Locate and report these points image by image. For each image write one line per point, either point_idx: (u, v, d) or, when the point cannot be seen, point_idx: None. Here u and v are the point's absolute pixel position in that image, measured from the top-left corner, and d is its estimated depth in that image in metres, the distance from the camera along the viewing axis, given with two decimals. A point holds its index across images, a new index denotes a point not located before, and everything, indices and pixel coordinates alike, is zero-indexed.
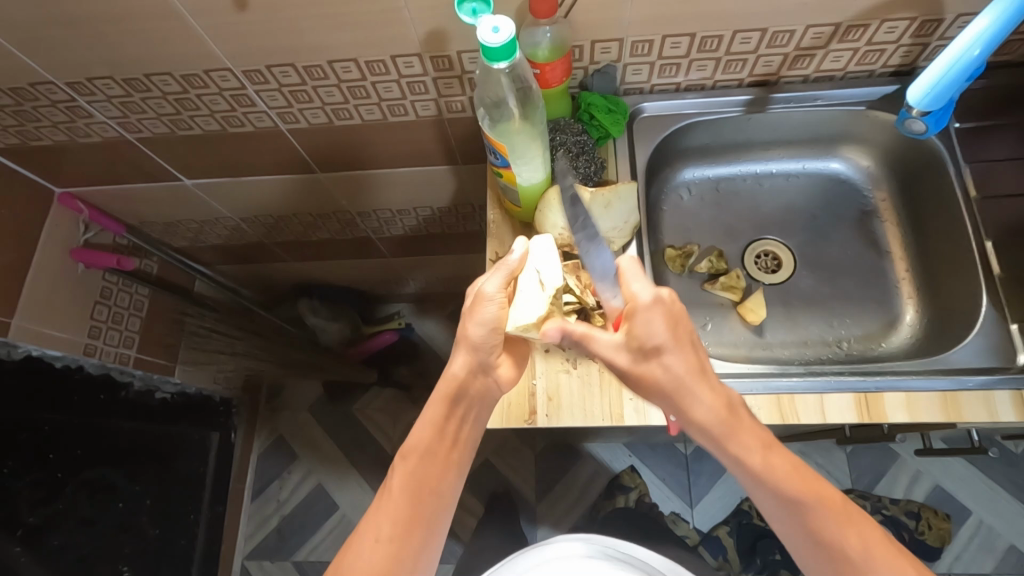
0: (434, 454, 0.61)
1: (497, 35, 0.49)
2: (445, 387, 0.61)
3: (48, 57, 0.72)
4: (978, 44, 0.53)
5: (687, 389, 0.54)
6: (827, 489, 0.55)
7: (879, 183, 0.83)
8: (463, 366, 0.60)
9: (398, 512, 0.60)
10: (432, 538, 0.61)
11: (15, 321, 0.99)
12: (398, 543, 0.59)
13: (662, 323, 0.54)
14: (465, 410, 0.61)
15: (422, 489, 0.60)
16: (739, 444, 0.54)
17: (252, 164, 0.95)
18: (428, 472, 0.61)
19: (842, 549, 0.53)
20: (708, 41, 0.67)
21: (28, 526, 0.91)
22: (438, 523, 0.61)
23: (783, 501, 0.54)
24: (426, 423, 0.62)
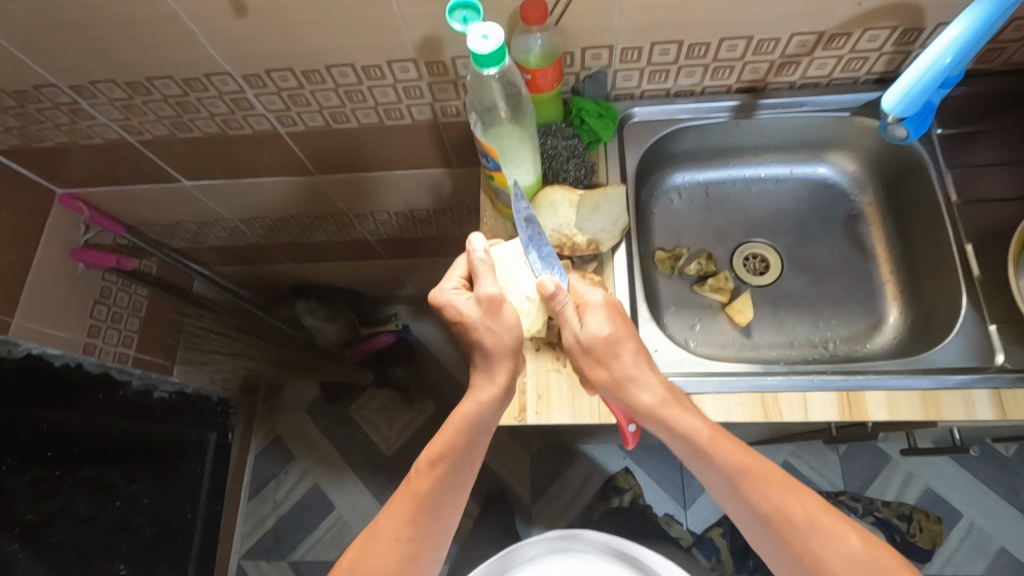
0: (460, 466, 0.62)
1: (487, 43, 0.51)
2: (477, 402, 0.61)
3: (52, 60, 0.74)
4: (949, 53, 0.55)
5: (635, 376, 0.62)
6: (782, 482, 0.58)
7: (865, 187, 0.84)
8: (503, 378, 0.62)
9: (419, 517, 0.61)
10: (446, 536, 0.64)
11: (15, 321, 1.01)
12: (418, 544, 0.61)
13: (607, 321, 0.63)
14: (494, 424, 0.63)
15: (445, 495, 0.62)
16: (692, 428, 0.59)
17: (251, 166, 0.97)
18: (453, 481, 0.62)
19: (806, 547, 0.55)
20: (696, 48, 0.68)
21: (27, 523, 0.92)
22: (451, 524, 0.64)
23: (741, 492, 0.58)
24: (456, 436, 0.62)
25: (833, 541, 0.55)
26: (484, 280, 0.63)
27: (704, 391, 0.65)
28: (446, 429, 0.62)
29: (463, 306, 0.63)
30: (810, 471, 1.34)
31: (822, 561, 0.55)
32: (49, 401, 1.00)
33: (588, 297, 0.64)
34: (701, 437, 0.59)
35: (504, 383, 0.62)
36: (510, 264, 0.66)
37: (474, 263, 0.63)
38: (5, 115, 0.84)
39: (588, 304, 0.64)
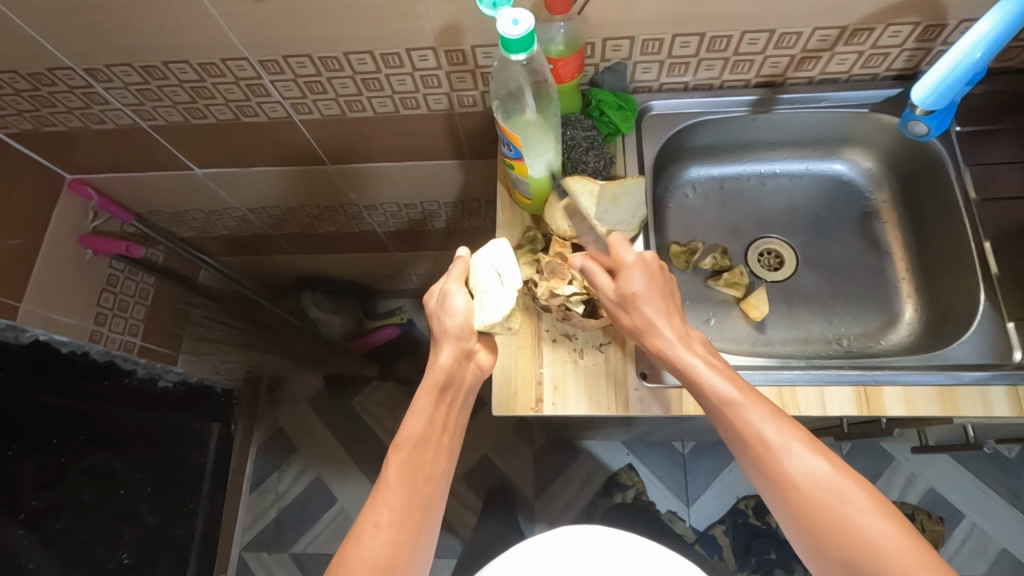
0: (428, 441, 0.61)
1: (516, 28, 0.50)
2: (433, 378, 0.63)
3: (68, 42, 0.73)
4: (982, 47, 0.55)
5: (659, 327, 0.60)
6: (801, 435, 0.54)
7: (880, 185, 0.84)
8: (450, 358, 0.62)
9: (395, 499, 0.58)
10: (430, 528, 0.59)
11: (22, 306, 0.98)
12: (400, 529, 0.57)
13: (646, 276, 0.61)
14: (451, 397, 0.63)
15: (419, 475, 0.60)
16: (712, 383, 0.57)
17: (263, 154, 0.96)
18: (423, 457, 0.60)
19: (788, 479, 0.53)
20: (717, 41, 0.68)
21: (32, 509, 0.91)
22: (435, 511, 0.60)
23: (750, 437, 0.54)
24: (417, 412, 0.62)
25: (827, 483, 0.52)
26: (451, 277, 0.65)
27: None
28: (409, 411, 0.63)
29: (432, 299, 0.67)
30: None
31: (803, 497, 0.52)
32: (55, 388, 1.00)
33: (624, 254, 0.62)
34: (691, 369, 0.57)
35: (446, 364, 0.62)
36: (484, 269, 0.64)
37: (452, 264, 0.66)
38: (17, 97, 0.84)
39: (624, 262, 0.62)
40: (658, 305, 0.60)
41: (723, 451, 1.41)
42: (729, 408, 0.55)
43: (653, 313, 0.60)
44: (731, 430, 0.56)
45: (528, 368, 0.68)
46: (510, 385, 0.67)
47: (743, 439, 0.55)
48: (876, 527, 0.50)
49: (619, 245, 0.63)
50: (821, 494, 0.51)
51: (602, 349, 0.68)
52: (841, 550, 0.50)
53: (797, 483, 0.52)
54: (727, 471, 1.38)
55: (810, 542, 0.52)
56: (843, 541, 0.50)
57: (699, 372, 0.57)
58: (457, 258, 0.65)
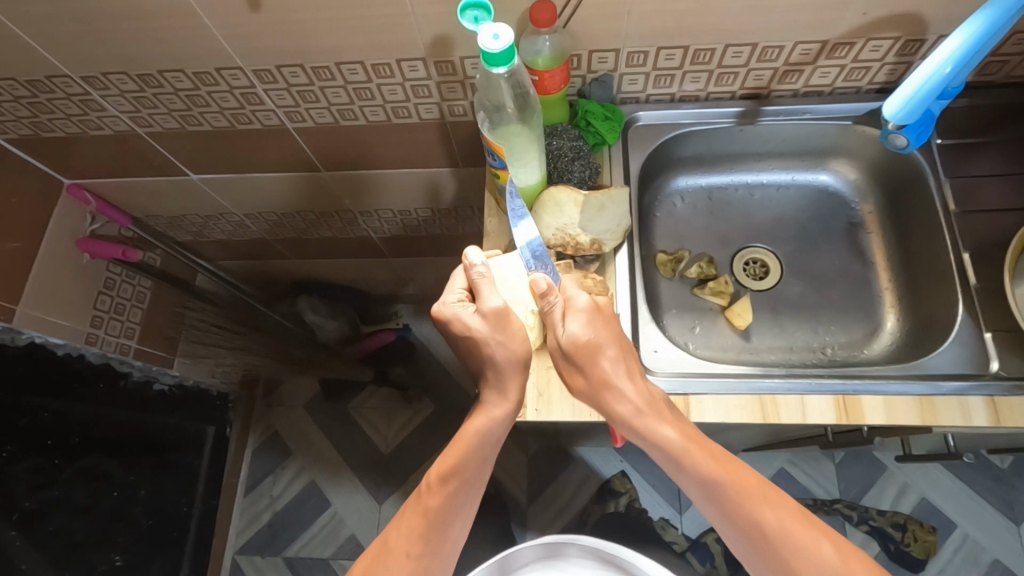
0: (470, 483, 0.63)
1: (497, 42, 0.52)
2: (489, 420, 0.63)
3: (65, 50, 0.75)
4: (950, 63, 0.56)
5: (617, 380, 0.60)
6: (747, 475, 0.57)
7: (865, 196, 0.85)
8: (518, 395, 0.63)
9: (427, 532, 0.62)
10: (454, 552, 0.65)
11: (20, 308, 1.02)
12: (427, 560, 0.62)
13: (589, 324, 0.61)
14: (501, 438, 0.64)
15: (454, 512, 0.63)
16: (663, 428, 0.59)
17: (258, 161, 0.98)
18: (461, 497, 0.63)
19: (782, 557, 0.54)
20: (701, 54, 0.69)
21: (25, 510, 0.92)
22: (459, 539, 0.65)
23: (701, 481, 0.57)
24: (465, 453, 0.63)
25: (828, 561, 0.52)
26: (488, 292, 0.63)
27: (703, 392, 0.66)
28: (456, 447, 0.63)
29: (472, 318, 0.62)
30: (805, 478, 1.34)
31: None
32: (52, 390, 1.01)
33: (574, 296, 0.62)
34: (672, 445, 0.58)
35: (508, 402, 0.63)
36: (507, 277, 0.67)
37: (477, 278, 0.63)
38: (16, 104, 0.85)
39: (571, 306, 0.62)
40: (612, 355, 0.61)
41: None
42: (679, 455, 0.58)
43: (615, 367, 0.61)
44: (683, 476, 0.59)
45: None
46: None
47: (694, 482, 0.58)
48: (828, 558, 0.53)
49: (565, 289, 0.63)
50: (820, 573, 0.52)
51: None
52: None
53: (751, 523, 0.55)
54: None
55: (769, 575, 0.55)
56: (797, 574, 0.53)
57: (651, 422, 0.59)
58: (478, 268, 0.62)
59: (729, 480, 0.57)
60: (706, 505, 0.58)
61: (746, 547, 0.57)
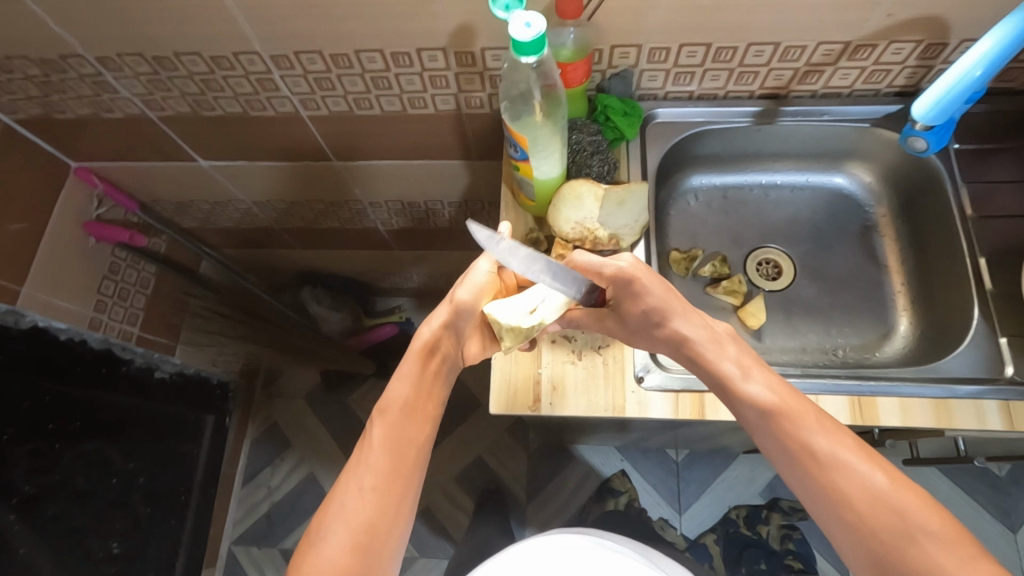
0: (412, 410, 0.62)
1: (528, 31, 0.51)
2: (419, 343, 0.64)
3: (81, 29, 0.74)
4: (981, 65, 0.56)
5: (688, 323, 0.61)
6: (803, 404, 0.57)
7: (880, 199, 0.85)
8: (437, 325, 0.64)
9: (378, 464, 0.60)
10: (415, 492, 0.61)
11: (24, 290, 0.99)
12: (383, 492, 0.59)
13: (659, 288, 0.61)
14: (439, 363, 0.64)
15: (403, 442, 0.61)
16: (724, 363, 0.60)
17: (270, 149, 0.97)
18: (408, 424, 0.62)
19: (831, 482, 0.54)
20: (723, 52, 0.69)
21: (24, 494, 0.91)
22: (419, 478, 0.62)
23: (760, 409, 0.57)
24: (404, 377, 0.63)
25: (877, 490, 0.53)
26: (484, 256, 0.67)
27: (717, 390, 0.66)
28: (396, 374, 0.64)
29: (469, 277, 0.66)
30: None
31: (851, 503, 0.53)
32: (54, 374, 1.00)
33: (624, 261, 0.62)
34: (732, 373, 0.59)
35: (432, 338, 0.64)
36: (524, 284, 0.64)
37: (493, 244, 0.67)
38: (27, 83, 0.84)
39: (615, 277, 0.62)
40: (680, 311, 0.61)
41: (716, 461, 1.42)
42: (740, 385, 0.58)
43: (682, 314, 0.61)
44: (739, 407, 0.58)
45: (527, 367, 0.68)
46: (509, 383, 0.68)
47: (752, 409, 0.57)
48: (879, 481, 0.53)
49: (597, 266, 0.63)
50: (870, 499, 0.53)
51: (602, 350, 0.69)
52: (846, 506, 0.53)
53: (805, 447, 0.55)
54: (719, 480, 1.39)
55: (818, 500, 0.55)
56: (852, 499, 0.53)
57: (716, 355, 0.60)
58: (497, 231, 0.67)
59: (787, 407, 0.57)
60: (761, 436, 0.58)
61: (795, 477, 0.57)
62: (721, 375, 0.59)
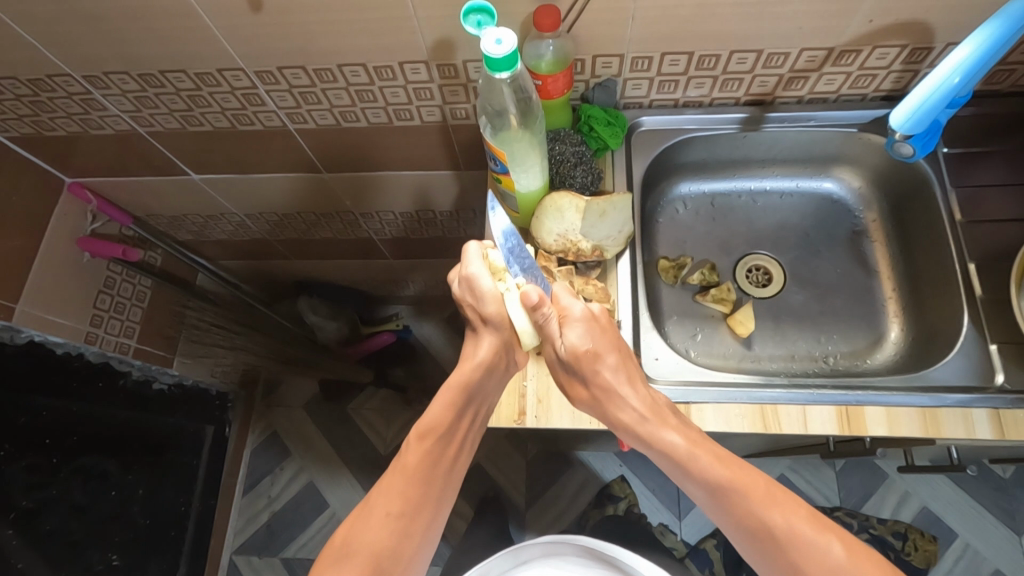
0: (450, 437, 0.63)
1: (500, 47, 0.51)
2: (465, 371, 0.61)
3: (68, 49, 0.74)
4: (958, 73, 0.56)
5: (619, 391, 0.61)
6: (753, 475, 0.57)
7: (869, 204, 0.85)
8: (489, 351, 0.61)
9: (409, 489, 0.62)
10: (440, 515, 0.64)
11: (18, 307, 0.99)
12: (410, 518, 0.61)
13: (589, 334, 0.61)
14: (491, 388, 0.63)
15: (434, 468, 0.63)
16: (668, 434, 0.59)
17: (260, 162, 0.97)
18: (441, 452, 0.63)
19: (789, 558, 0.54)
20: (706, 60, 0.69)
21: (22, 509, 0.92)
22: (444, 502, 0.64)
23: (706, 482, 0.57)
24: (447, 405, 0.63)
25: (836, 561, 0.53)
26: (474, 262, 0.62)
27: (704, 402, 0.65)
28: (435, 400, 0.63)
29: (482, 285, 0.61)
30: (806, 485, 1.33)
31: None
32: (50, 389, 1.01)
33: (572, 306, 0.62)
34: (676, 446, 0.58)
35: (490, 358, 0.61)
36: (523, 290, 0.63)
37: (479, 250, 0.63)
38: (17, 102, 0.85)
39: (570, 316, 0.62)
40: (614, 363, 0.61)
41: None
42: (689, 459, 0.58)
43: (614, 376, 0.61)
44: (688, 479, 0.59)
45: (512, 381, 0.68)
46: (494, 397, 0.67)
47: (698, 482, 0.58)
48: (834, 553, 0.53)
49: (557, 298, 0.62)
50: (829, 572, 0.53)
51: None
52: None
53: (752, 518, 0.55)
54: None
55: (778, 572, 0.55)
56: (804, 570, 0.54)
57: (657, 429, 0.59)
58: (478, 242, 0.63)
59: (734, 482, 0.56)
60: (711, 508, 0.59)
61: (751, 549, 0.57)
62: (665, 451, 0.59)
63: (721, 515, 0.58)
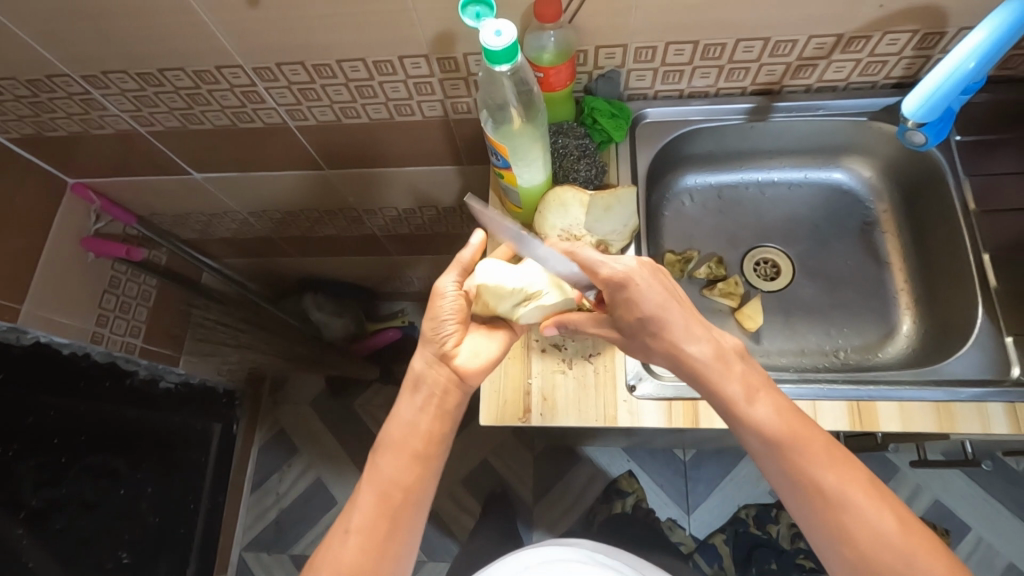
0: (402, 449, 0.63)
1: (500, 38, 0.50)
2: (409, 381, 0.65)
3: (66, 49, 0.74)
4: (973, 57, 0.54)
5: (684, 343, 0.57)
6: (812, 434, 0.55)
7: (880, 194, 0.83)
8: (424, 364, 0.64)
9: (366, 506, 0.62)
10: (404, 533, 0.63)
11: (25, 308, 1.00)
12: (367, 536, 0.61)
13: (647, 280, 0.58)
14: (429, 400, 0.64)
15: (390, 483, 0.62)
16: (728, 385, 0.56)
17: (262, 160, 0.97)
18: (396, 467, 0.63)
19: (837, 518, 0.53)
20: (711, 49, 0.67)
21: (31, 508, 0.92)
22: (408, 521, 0.63)
23: (763, 434, 0.55)
24: (397, 415, 0.64)
25: (883, 531, 0.52)
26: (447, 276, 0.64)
27: None
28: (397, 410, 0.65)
29: (443, 299, 0.64)
30: None
31: (854, 540, 0.53)
32: (57, 389, 1.01)
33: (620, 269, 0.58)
34: (738, 396, 0.56)
35: (422, 371, 0.65)
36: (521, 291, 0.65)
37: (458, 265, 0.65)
38: (17, 103, 0.85)
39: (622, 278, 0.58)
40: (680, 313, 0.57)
41: (724, 460, 1.39)
42: (756, 415, 0.55)
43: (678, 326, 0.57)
44: (741, 429, 0.56)
45: (517, 378, 0.67)
46: (500, 394, 0.67)
47: (754, 433, 0.55)
48: (886, 525, 0.52)
49: (598, 261, 0.59)
50: (875, 542, 0.52)
51: (593, 359, 0.68)
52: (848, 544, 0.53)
53: (813, 484, 0.54)
54: (728, 479, 1.36)
55: (819, 529, 0.55)
56: None
57: (718, 374, 0.56)
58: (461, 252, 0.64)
59: (792, 437, 0.54)
60: (762, 457, 0.56)
61: (795, 501, 0.56)
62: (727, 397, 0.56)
63: (771, 467, 0.56)
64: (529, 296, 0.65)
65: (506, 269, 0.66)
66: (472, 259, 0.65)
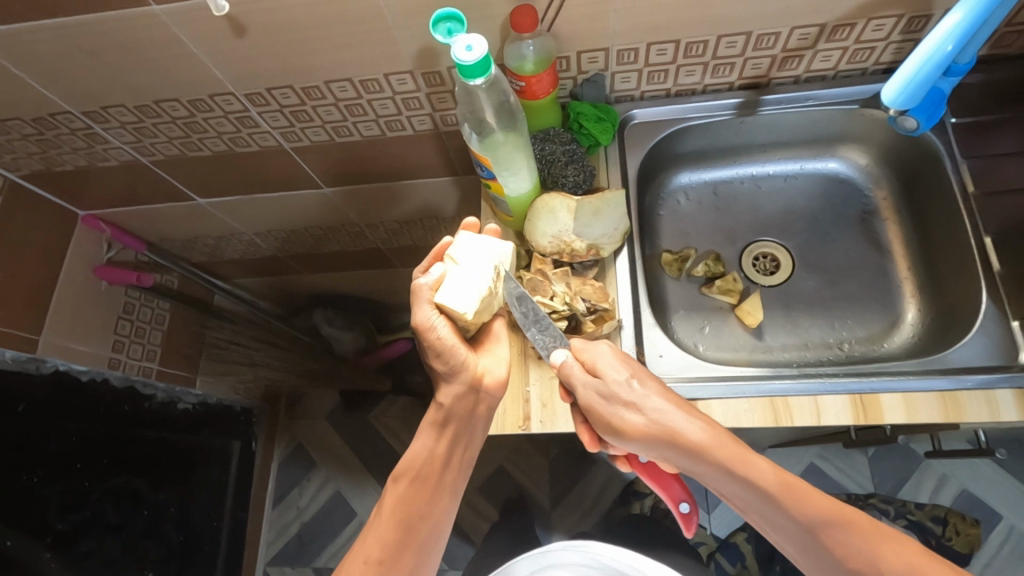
0: (424, 480, 0.66)
1: (471, 53, 0.51)
2: (435, 412, 0.66)
3: (66, 86, 0.76)
4: (950, 40, 0.53)
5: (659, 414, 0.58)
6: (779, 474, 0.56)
7: (878, 180, 0.82)
8: (451, 397, 0.64)
9: (387, 536, 0.65)
10: (421, 562, 0.66)
11: (42, 338, 1.03)
12: (387, 566, 0.64)
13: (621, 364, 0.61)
14: (458, 430, 0.66)
15: (412, 514, 0.66)
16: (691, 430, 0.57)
17: (262, 182, 0.99)
18: (419, 497, 0.66)
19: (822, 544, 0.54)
20: (694, 46, 0.67)
21: (58, 532, 0.94)
22: (427, 549, 0.67)
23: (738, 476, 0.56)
24: (420, 446, 0.67)
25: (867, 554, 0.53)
26: (423, 309, 0.60)
27: (710, 397, 0.64)
28: (414, 440, 0.67)
29: (436, 333, 0.61)
30: (837, 473, 1.29)
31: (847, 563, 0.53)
32: (78, 414, 1.03)
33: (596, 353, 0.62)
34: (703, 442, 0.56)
35: (452, 405, 0.64)
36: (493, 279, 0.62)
37: (426, 291, 0.61)
38: (24, 142, 0.88)
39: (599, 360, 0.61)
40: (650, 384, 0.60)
41: None
42: (737, 464, 0.56)
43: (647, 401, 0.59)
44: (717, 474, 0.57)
45: (515, 387, 0.67)
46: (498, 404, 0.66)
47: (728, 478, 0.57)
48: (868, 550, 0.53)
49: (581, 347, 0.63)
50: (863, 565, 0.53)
51: None
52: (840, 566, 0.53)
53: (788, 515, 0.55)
54: None
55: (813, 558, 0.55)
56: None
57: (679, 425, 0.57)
58: (418, 289, 0.60)
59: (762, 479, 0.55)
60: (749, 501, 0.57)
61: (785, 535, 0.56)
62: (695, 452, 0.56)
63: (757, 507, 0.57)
64: (499, 279, 0.63)
65: (469, 266, 0.62)
66: (439, 279, 0.62)
